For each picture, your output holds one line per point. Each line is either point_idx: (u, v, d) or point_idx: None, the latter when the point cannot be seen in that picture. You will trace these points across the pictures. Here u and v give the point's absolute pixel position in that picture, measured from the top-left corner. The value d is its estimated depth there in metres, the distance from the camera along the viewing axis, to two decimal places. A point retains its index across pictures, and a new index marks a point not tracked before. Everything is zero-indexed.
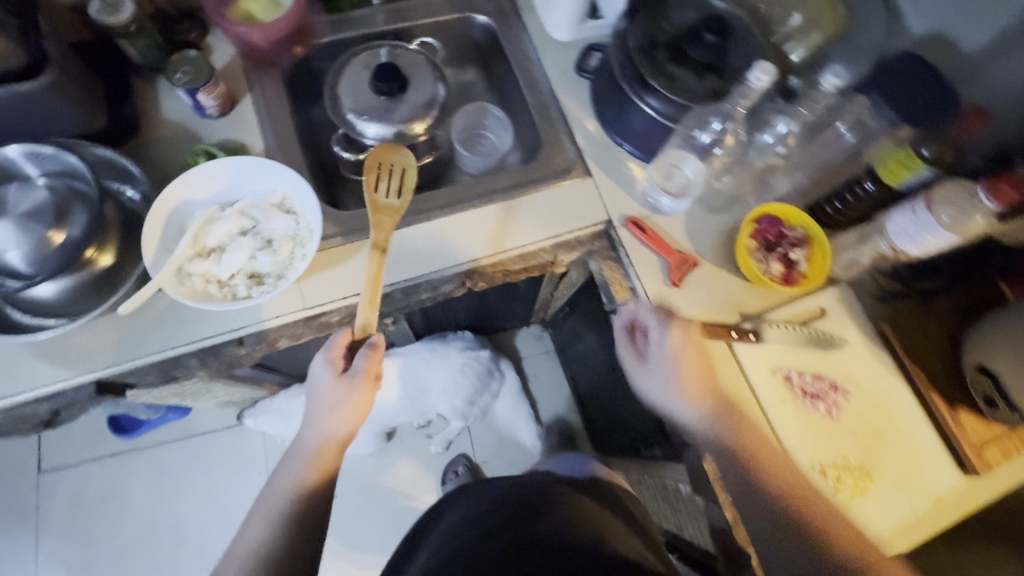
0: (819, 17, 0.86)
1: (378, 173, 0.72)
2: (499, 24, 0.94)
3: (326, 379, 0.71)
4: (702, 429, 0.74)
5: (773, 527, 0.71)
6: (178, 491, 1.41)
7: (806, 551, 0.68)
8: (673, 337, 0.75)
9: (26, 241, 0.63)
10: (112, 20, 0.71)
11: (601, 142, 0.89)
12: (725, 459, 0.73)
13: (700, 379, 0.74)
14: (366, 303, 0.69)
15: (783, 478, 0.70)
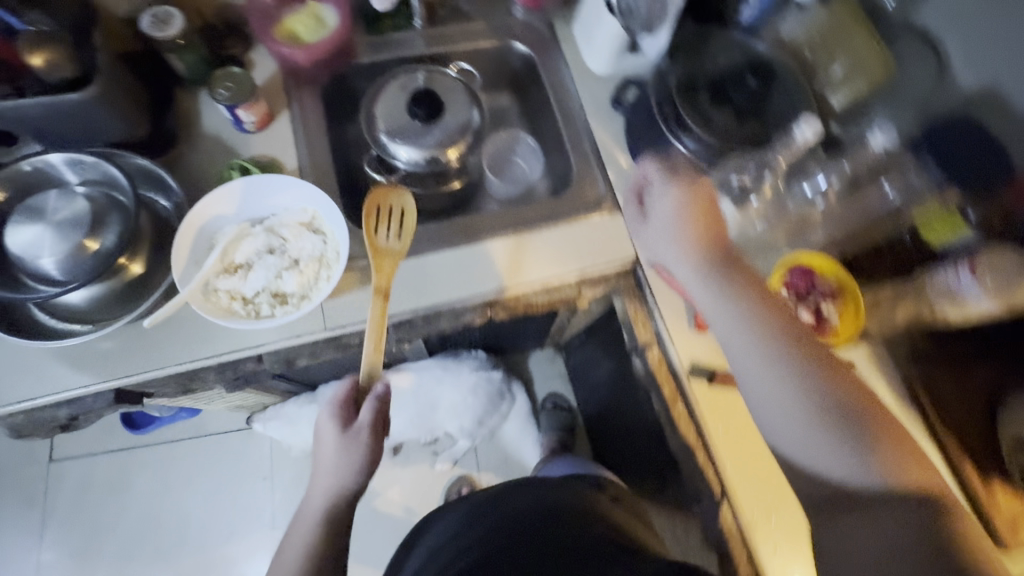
0: (864, 66, 0.85)
1: (378, 218, 0.70)
2: (537, 54, 0.95)
3: (332, 436, 0.67)
4: (709, 286, 0.69)
5: (791, 389, 0.62)
6: (183, 490, 1.41)
7: (829, 435, 0.59)
8: (679, 195, 0.72)
9: (61, 247, 0.64)
10: (161, 35, 0.74)
11: (632, 177, 0.87)
12: (736, 327, 0.66)
13: (703, 237, 0.71)
14: (370, 350, 0.66)
15: (804, 355, 0.63)
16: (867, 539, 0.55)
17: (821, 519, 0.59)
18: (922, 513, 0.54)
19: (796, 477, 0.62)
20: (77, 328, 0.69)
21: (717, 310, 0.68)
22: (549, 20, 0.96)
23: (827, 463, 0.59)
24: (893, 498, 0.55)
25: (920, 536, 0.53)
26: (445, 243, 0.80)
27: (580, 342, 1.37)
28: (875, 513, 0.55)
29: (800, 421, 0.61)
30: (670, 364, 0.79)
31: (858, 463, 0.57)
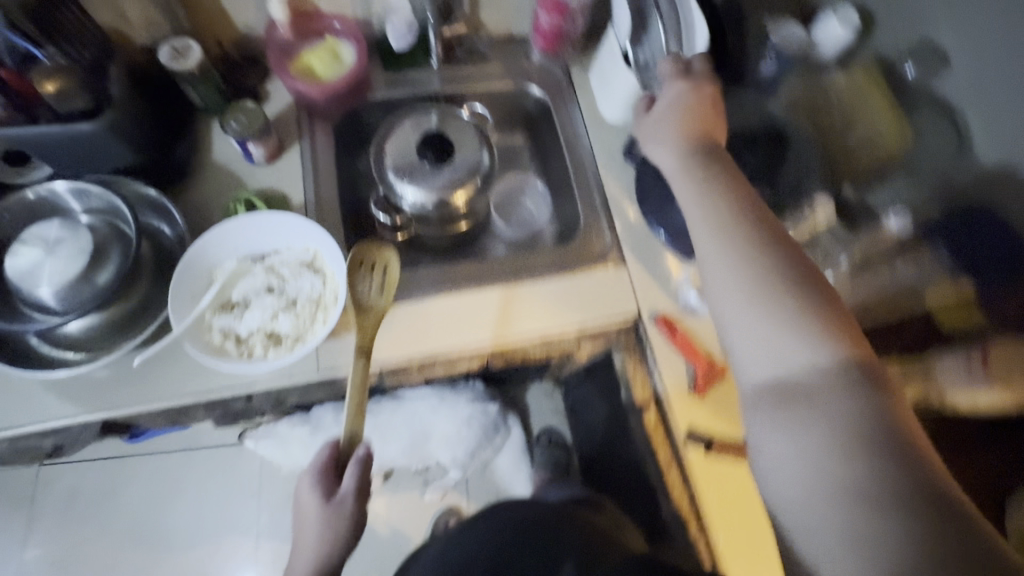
0: (879, 137, 0.86)
1: (363, 273, 0.70)
2: (552, 99, 0.94)
3: (315, 505, 0.63)
4: (691, 181, 0.67)
5: (746, 280, 0.59)
6: (168, 501, 1.40)
7: (785, 318, 0.56)
8: (683, 87, 0.73)
9: (58, 277, 0.64)
10: (178, 67, 0.74)
11: (639, 231, 0.86)
12: (711, 206, 0.64)
13: (694, 120, 0.71)
14: (352, 411, 0.65)
15: (768, 251, 0.60)
16: (808, 433, 0.51)
17: (761, 412, 0.55)
18: (870, 408, 0.50)
19: (743, 375, 0.58)
20: (69, 356, 0.68)
21: (697, 221, 0.64)
22: (567, 66, 0.96)
23: (779, 357, 0.55)
24: (843, 391, 0.51)
25: (865, 432, 0.49)
26: (447, 287, 0.80)
27: (578, 381, 1.34)
28: (824, 403, 0.51)
29: (754, 308, 0.57)
30: (666, 426, 0.78)
31: (809, 358, 0.54)
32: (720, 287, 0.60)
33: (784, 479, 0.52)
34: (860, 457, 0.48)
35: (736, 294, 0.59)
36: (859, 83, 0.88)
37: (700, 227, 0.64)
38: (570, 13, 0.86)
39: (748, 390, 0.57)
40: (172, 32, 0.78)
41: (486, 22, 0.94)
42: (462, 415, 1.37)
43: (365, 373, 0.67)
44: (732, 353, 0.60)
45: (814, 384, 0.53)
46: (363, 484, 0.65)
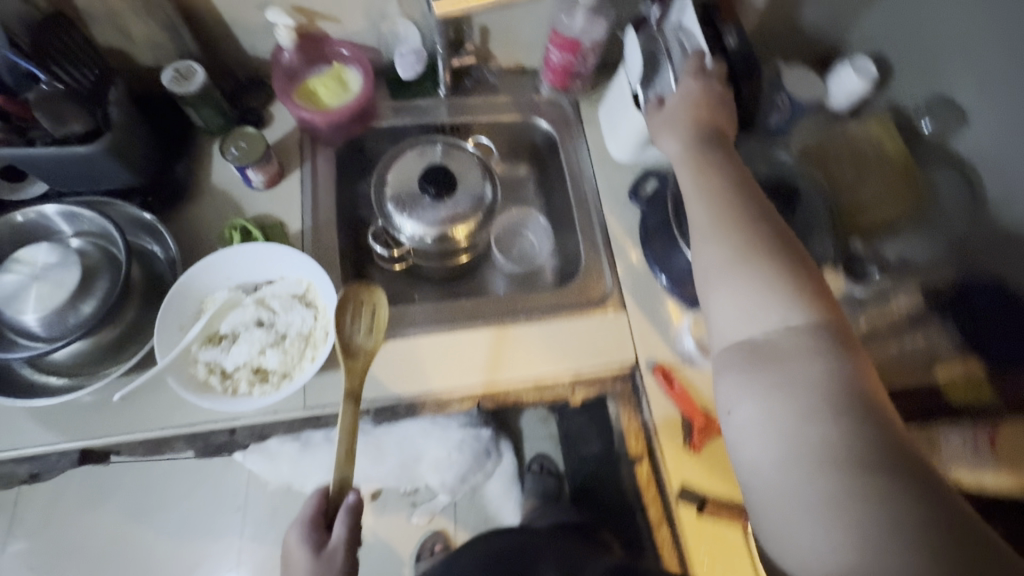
0: (889, 199, 0.82)
1: (351, 313, 0.67)
2: (560, 134, 0.93)
3: (303, 562, 0.59)
4: (688, 162, 0.65)
5: (728, 242, 0.57)
6: (138, 518, 1.29)
7: (763, 279, 0.54)
8: (693, 85, 0.70)
9: (44, 304, 0.63)
10: (179, 90, 0.73)
11: (641, 275, 0.84)
12: (702, 177, 0.63)
13: (704, 112, 0.69)
14: (341, 458, 0.62)
15: (750, 217, 0.59)
16: (779, 393, 0.49)
17: (734, 371, 0.53)
18: (842, 371, 0.49)
19: (718, 338, 0.57)
20: (52, 382, 0.67)
21: (693, 197, 0.62)
22: (576, 101, 0.95)
23: (755, 319, 0.54)
24: (817, 353, 0.50)
25: (836, 394, 0.47)
26: (439, 325, 0.79)
27: (573, 412, 1.29)
28: (798, 364, 0.50)
29: (734, 269, 0.56)
30: (659, 483, 0.75)
31: (784, 320, 0.52)
32: (704, 249, 0.59)
33: (751, 441, 0.50)
34: (828, 417, 0.46)
35: (718, 256, 0.57)
36: (869, 134, 0.85)
37: (690, 195, 0.63)
38: (582, 53, 0.84)
39: (721, 351, 0.55)
40: (176, 53, 0.76)
41: (496, 53, 0.93)
42: (453, 439, 1.30)
43: (355, 415, 0.64)
44: (709, 315, 0.58)
45: (789, 345, 0.51)
46: (354, 535, 0.61)
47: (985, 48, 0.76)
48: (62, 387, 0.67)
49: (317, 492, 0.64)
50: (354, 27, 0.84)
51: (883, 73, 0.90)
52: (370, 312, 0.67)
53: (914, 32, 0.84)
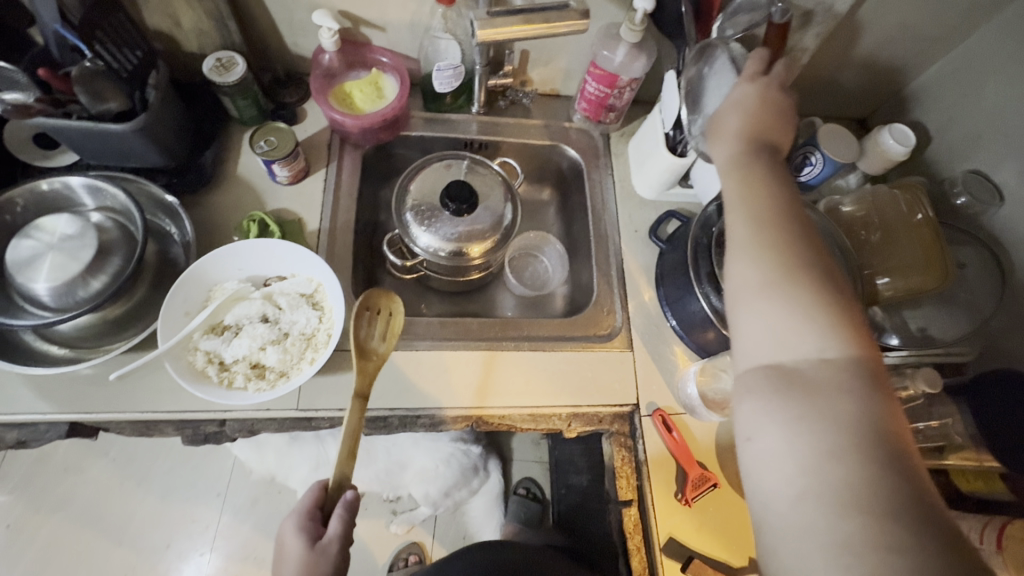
0: (921, 268, 0.74)
1: (367, 320, 0.67)
2: (587, 163, 0.93)
3: (295, 553, 0.57)
4: (736, 177, 0.58)
5: (765, 259, 0.51)
6: (114, 492, 1.24)
7: (799, 305, 0.49)
8: (749, 91, 0.63)
9: (56, 275, 0.63)
10: (219, 80, 0.74)
11: (652, 315, 0.83)
12: (748, 192, 0.56)
13: (759, 120, 0.61)
14: (342, 455, 0.60)
15: (791, 232, 0.53)
16: (806, 430, 0.44)
17: (758, 400, 0.47)
18: (875, 413, 0.44)
19: (740, 359, 0.51)
20: (53, 351, 0.67)
21: (736, 210, 0.56)
22: (607, 133, 0.95)
23: (785, 344, 0.48)
24: (851, 390, 0.45)
25: (867, 439, 0.43)
26: (445, 342, 0.78)
27: (565, 439, 1.25)
28: (831, 401, 0.44)
29: (769, 288, 0.50)
30: (646, 531, 0.71)
31: (818, 349, 0.47)
32: (738, 264, 0.53)
33: (772, 478, 0.45)
34: (857, 462, 0.42)
35: (752, 271, 0.52)
36: (903, 202, 0.79)
37: (732, 209, 0.57)
38: (619, 87, 0.84)
39: (747, 375, 0.49)
40: (221, 44, 0.78)
41: (534, 77, 0.93)
42: (443, 451, 1.28)
43: (360, 415, 0.62)
44: (736, 337, 0.53)
45: (822, 378, 0.46)
46: (348, 531, 0.59)
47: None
48: (63, 357, 0.67)
49: (316, 485, 0.63)
50: (397, 37, 0.85)
51: (919, 142, 0.89)
52: (384, 320, 0.67)
53: (955, 109, 0.84)
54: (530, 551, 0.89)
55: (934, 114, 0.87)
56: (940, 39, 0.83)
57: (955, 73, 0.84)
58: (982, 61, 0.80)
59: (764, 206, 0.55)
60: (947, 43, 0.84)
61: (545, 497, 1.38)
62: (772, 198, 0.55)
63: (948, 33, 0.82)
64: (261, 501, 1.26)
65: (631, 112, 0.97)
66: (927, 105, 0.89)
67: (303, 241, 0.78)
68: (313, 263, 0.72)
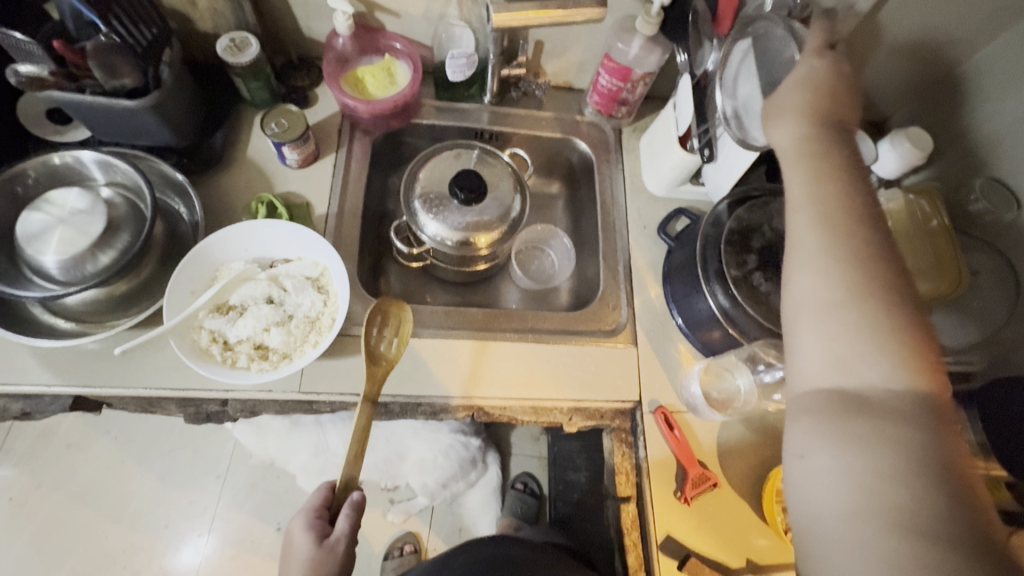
0: (933, 274, 0.73)
1: (378, 325, 0.69)
2: (597, 157, 0.92)
3: (305, 550, 0.58)
4: (808, 175, 0.54)
5: (836, 271, 0.49)
6: (116, 471, 1.25)
7: (866, 324, 0.47)
8: (818, 65, 0.57)
9: (64, 248, 0.63)
10: (232, 60, 0.74)
11: (657, 312, 0.83)
12: (818, 192, 0.53)
13: (828, 101, 0.57)
14: (350, 457, 0.60)
15: (867, 246, 0.49)
16: (862, 450, 0.43)
17: (815, 417, 0.46)
18: (939, 443, 0.42)
19: (795, 375, 0.50)
20: (59, 325, 0.68)
21: (799, 215, 0.53)
22: (619, 128, 0.94)
23: (849, 363, 0.47)
24: (915, 416, 0.43)
25: (929, 467, 0.41)
26: (449, 331, 0.78)
27: (564, 435, 1.24)
28: (894, 425, 0.43)
29: (837, 303, 0.48)
30: (643, 527, 0.71)
31: (885, 373, 0.45)
32: (802, 275, 0.51)
33: (821, 493, 0.44)
34: (916, 487, 0.41)
35: (821, 285, 0.49)
36: (919, 207, 0.77)
37: (800, 207, 0.53)
38: (632, 81, 0.84)
39: (804, 393, 0.48)
40: (235, 24, 0.78)
41: (548, 69, 0.93)
42: (442, 442, 1.26)
43: (370, 416, 0.64)
44: (791, 350, 0.51)
45: (884, 402, 0.44)
46: (355, 530, 0.61)
47: None
48: (69, 331, 0.68)
49: (326, 485, 0.64)
50: (411, 23, 0.84)
51: (936, 147, 0.88)
52: (395, 327, 0.70)
53: (974, 114, 0.82)
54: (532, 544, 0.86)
55: (951, 119, 0.86)
56: (962, 42, 0.81)
57: (975, 78, 0.82)
58: (1003, 64, 0.78)
59: (835, 211, 0.51)
60: (968, 48, 0.82)
61: (542, 493, 1.38)
62: (844, 203, 0.52)
63: (970, 37, 0.80)
64: (259, 486, 1.27)
65: (643, 107, 0.96)
66: (942, 111, 0.87)
67: (310, 224, 0.78)
68: (322, 248, 0.72)
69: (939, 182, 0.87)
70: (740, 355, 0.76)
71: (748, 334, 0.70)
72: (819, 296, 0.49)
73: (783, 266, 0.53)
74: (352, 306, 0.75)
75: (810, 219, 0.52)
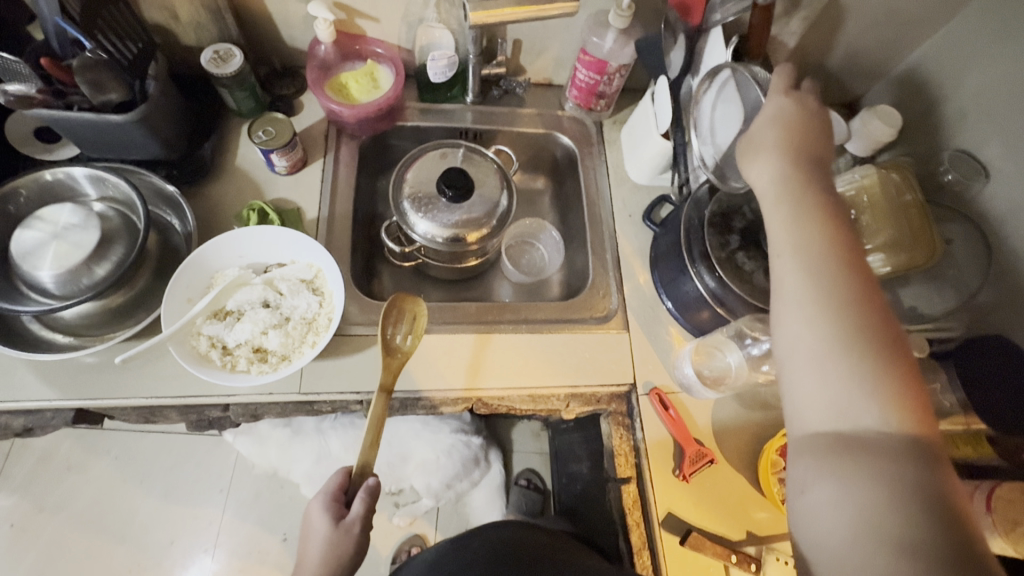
0: (912, 241, 0.73)
1: (394, 319, 0.71)
2: (580, 150, 0.94)
3: (322, 530, 0.59)
4: (785, 211, 0.54)
5: (824, 315, 0.49)
6: (116, 491, 1.25)
7: (856, 366, 0.47)
8: (784, 104, 0.60)
9: (59, 264, 0.64)
10: (217, 71, 0.76)
11: (647, 297, 0.85)
12: (799, 229, 0.53)
13: (801, 139, 0.58)
14: (367, 442, 0.62)
15: (850, 286, 0.50)
16: (863, 489, 0.43)
17: (814, 457, 0.46)
18: (936, 479, 0.42)
19: (791, 416, 0.50)
20: (58, 339, 0.69)
21: (784, 254, 0.53)
22: (599, 121, 0.97)
23: (843, 406, 0.46)
24: (910, 452, 0.44)
25: (929, 504, 0.41)
26: (449, 325, 0.79)
27: (563, 429, 1.26)
28: (892, 464, 0.43)
29: (826, 349, 0.48)
30: (645, 507, 0.73)
31: (877, 411, 0.45)
32: (790, 319, 0.51)
33: (826, 529, 0.44)
34: (918, 526, 0.41)
35: (810, 329, 0.49)
36: (892, 180, 0.78)
37: (781, 246, 0.54)
38: (608, 74, 0.86)
39: (800, 434, 0.48)
40: (218, 36, 0.79)
41: (528, 67, 0.95)
42: (444, 443, 1.27)
43: (386, 406, 0.65)
44: (786, 393, 0.51)
45: (880, 439, 0.44)
46: (370, 514, 0.62)
47: (1008, 107, 0.75)
48: (67, 345, 0.68)
49: (343, 470, 0.65)
50: (392, 29, 0.86)
51: (906, 123, 0.91)
52: (411, 319, 0.71)
53: (940, 91, 0.85)
54: (536, 531, 0.87)
55: (919, 96, 0.89)
56: (923, 20, 0.85)
57: (937, 56, 0.86)
58: (963, 40, 0.81)
59: (818, 250, 0.52)
60: (929, 28, 0.86)
61: (546, 488, 1.39)
62: (824, 241, 0.52)
63: (931, 16, 0.84)
64: (263, 497, 1.27)
65: (622, 100, 0.99)
66: (909, 89, 0.90)
67: (302, 229, 0.80)
68: (316, 253, 0.73)
69: (911, 156, 0.89)
70: (727, 332, 0.77)
71: (736, 313, 0.73)
72: (809, 339, 0.49)
73: (771, 309, 0.53)
74: (347, 307, 0.76)
75: (796, 259, 0.52)
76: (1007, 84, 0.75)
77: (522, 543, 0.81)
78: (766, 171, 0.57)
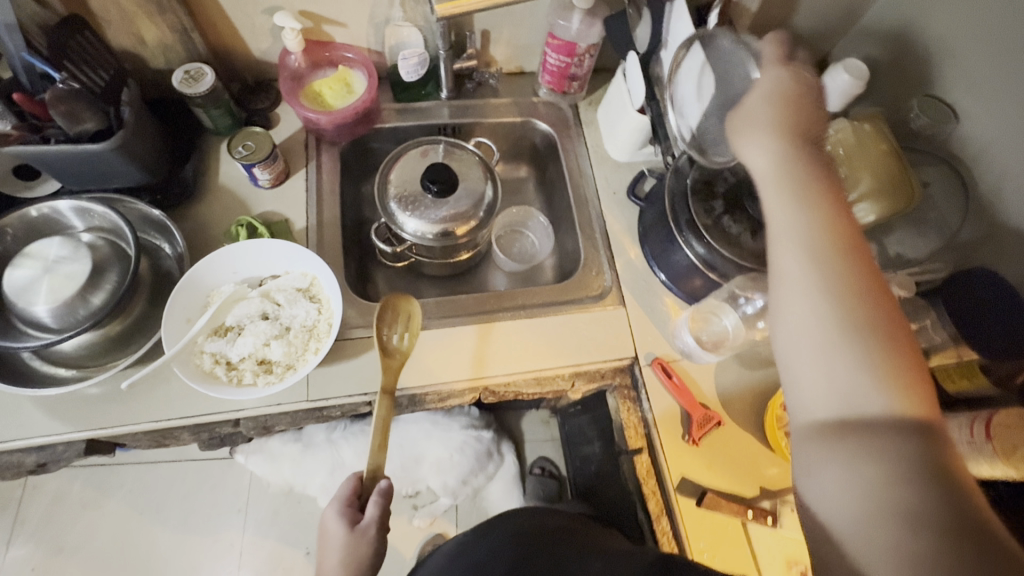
0: (893, 186, 0.75)
1: (388, 321, 0.71)
2: (558, 134, 0.95)
3: (339, 535, 0.60)
4: (781, 192, 0.54)
5: (823, 300, 0.49)
6: (133, 526, 1.25)
7: (857, 348, 0.47)
8: (782, 75, 0.59)
9: (54, 298, 0.64)
10: (189, 91, 0.76)
11: (639, 271, 0.86)
12: (792, 214, 0.53)
13: (798, 116, 0.57)
14: (374, 445, 0.63)
15: (848, 270, 0.50)
16: (868, 465, 0.44)
17: (818, 438, 0.47)
18: (938, 452, 0.44)
19: (795, 400, 0.51)
20: (62, 373, 0.69)
21: (778, 241, 0.54)
22: (575, 103, 0.98)
23: (845, 387, 0.47)
24: (911, 427, 0.45)
25: (933, 475, 0.42)
26: (448, 319, 0.80)
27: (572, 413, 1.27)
28: (894, 440, 0.44)
29: (826, 332, 0.49)
30: (659, 474, 0.74)
31: (879, 390, 0.46)
32: (789, 307, 0.51)
33: (832, 504, 0.45)
34: (924, 496, 0.42)
35: (810, 315, 0.50)
36: (863, 131, 0.79)
37: (774, 232, 0.54)
38: (578, 55, 0.87)
39: (805, 418, 0.49)
40: (186, 55, 0.79)
41: (498, 58, 0.96)
42: (456, 440, 1.29)
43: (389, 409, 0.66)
44: (789, 378, 0.52)
45: (881, 417, 0.46)
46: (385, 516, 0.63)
47: (970, 47, 0.76)
48: (71, 377, 0.69)
49: (354, 475, 0.66)
50: (360, 32, 0.86)
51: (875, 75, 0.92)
52: (405, 319, 0.71)
53: (903, 39, 0.87)
54: (556, 514, 0.88)
55: (884, 46, 0.90)
56: None
57: (898, 6, 0.87)
58: None
59: (813, 234, 0.52)
60: None
61: (561, 474, 1.40)
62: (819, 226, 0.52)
63: None
64: (282, 513, 1.27)
65: (595, 81, 1.00)
66: (874, 41, 0.92)
67: (292, 239, 0.80)
68: (309, 260, 0.74)
69: (883, 107, 0.91)
70: (719, 297, 0.80)
71: (728, 276, 0.74)
72: (810, 322, 0.50)
73: (770, 295, 0.54)
74: (346, 311, 0.77)
75: (791, 244, 0.52)
76: (968, 25, 0.76)
77: (545, 527, 0.83)
78: (765, 148, 0.56)
